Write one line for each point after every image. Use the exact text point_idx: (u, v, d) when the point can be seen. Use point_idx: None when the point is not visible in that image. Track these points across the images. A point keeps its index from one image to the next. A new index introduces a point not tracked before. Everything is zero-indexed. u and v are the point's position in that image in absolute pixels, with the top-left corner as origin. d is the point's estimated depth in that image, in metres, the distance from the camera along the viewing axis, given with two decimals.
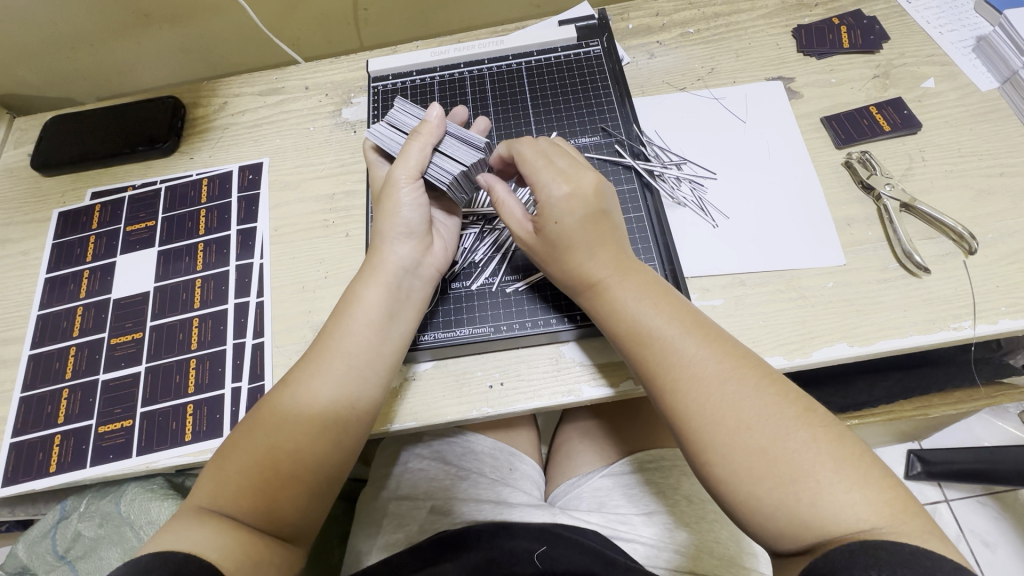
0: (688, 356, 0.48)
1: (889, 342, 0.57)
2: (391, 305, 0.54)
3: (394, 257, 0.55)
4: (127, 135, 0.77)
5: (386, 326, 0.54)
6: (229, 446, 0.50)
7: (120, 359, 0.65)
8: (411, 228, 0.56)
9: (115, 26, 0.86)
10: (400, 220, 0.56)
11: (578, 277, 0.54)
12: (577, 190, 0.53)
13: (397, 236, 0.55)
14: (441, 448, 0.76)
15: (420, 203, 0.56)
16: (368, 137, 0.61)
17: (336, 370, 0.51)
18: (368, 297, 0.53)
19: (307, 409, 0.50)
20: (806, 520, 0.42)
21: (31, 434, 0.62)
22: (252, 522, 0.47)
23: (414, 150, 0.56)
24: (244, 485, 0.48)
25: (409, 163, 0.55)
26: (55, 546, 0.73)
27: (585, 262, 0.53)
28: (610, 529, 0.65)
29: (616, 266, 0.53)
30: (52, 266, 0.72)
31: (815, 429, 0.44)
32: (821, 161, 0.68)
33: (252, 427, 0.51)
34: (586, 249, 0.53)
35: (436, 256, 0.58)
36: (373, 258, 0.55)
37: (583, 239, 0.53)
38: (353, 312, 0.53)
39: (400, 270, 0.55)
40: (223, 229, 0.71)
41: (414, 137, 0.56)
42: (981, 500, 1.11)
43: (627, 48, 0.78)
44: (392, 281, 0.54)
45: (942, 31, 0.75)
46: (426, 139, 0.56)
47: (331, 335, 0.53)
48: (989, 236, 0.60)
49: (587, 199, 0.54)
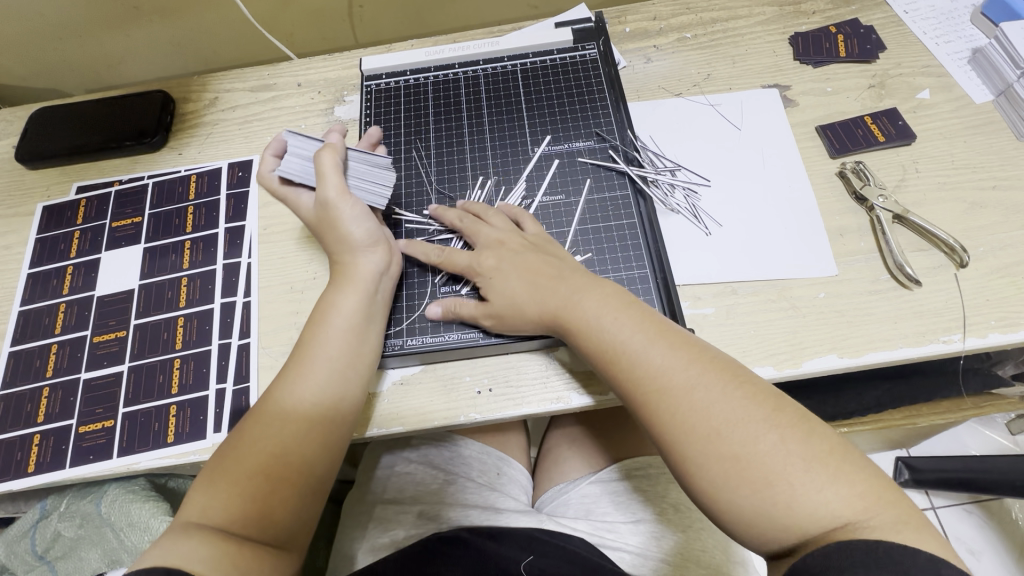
0: (653, 364, 0.48)
1: (879, 354, 0.57)
2: (368, 308, 0.56)
3: (367, 266, 0.57)
4: (114, 129, 0.76)
5: (365, 327, 0.56)
6: (213, 463, 0.50)
7: (103, 359, 0.64)
8: (367, 238, 0.57)
9: (103, 17, 0.84)
10: (357, 233, 0.57)
11: (534, 321, 0.55)
12: (508, 244, 0.59)
13: (362, 247, 0.57)
14: (429, 452, 0.74)
15: (363, 214, 0.57)
16: (273, 172, 0.60)
17: (318, 380, 0.52)
18: (345, 304, 0.55)
19: (292, 411, 0.51)
20: (785, 525, 0.41)
21: (9, 433, 0.61)
22: (246, 532, 0.47)
23: (329, 167, 0.56)
24: (235, 497, 0.48)
25: (330, 181, 0.56)
26: (34, 547, 0.72)
27: (531, 303, 0.55)
28: (598, 537, 0.65)
29: (568, 289, 0.54)
30: (35, 261, 0.70)
31: (784, 429, 0.44)
32: (815, 170, 0.67)
33: (239, 437, 0.51)
34: (523, 288, 0.55)
35: (396, 269, 0.60)
36: (346, 269, 0.57)
37: (521, 281, 0.56)
38: (329, 319, 0.55)
39: (376, 276, 0.57)
40: (211, 227, 0.70)
41: (320, 155, 0.57)
42: (967, 508, 1.12)
43: (624, 52, 0.77)
44: (368, 287, 0.56)
45: (938, 42, 0.74)
46: (334, 154, 0.58)
47: (307, 342, 0.54)
48: (980, 249, 0.60)
49: (512, 249, 0.58)
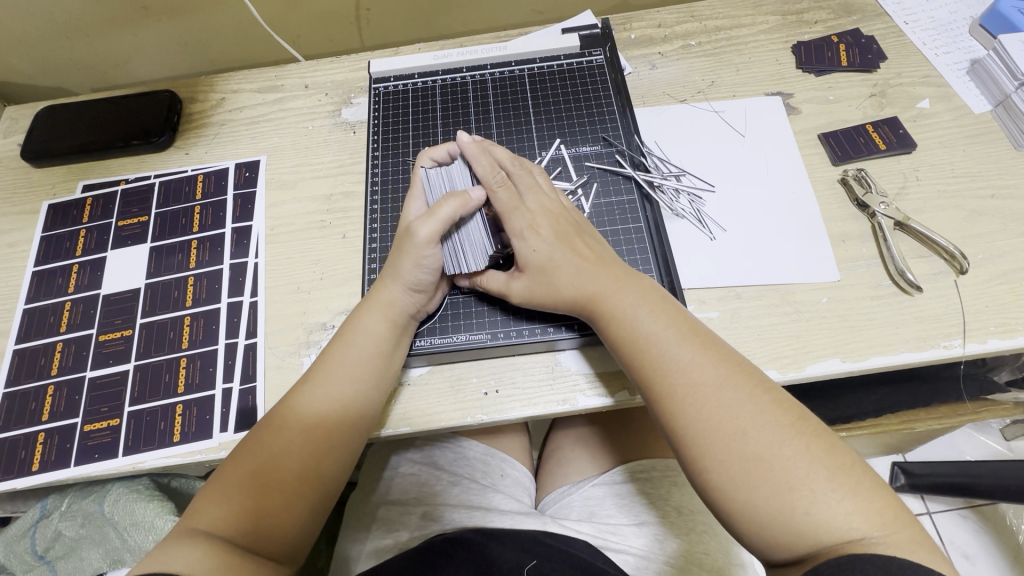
0: (682, 363, 0.49)
1: (881, 358, 0.57)
2: (397, 337, 0.56)
3: (400, 299, 0.56)
4: (121, 129, 0.76)
5: (390, 355, 0.56)
6: (226, 466, 0.51)
7: (109, 357, 0.64)
8: (424, 283, 0.56)
9: (111, 17, 0.85)
10: (413, 271, 0.55)
11: (564, 300, 0.55)
12: (551, 211, 0.57)
13: (406, 285, 0.56)
14: (433, 452, 0.75)
15: (435, 261, 0.56)
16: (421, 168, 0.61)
17: (334, 399, 0.53)
18: (377, 329, 0.55)
19: (305, 425, 0.52)
20: (798, 530, 0.42)
21: (14, 431, 0.61)
22: (251, 541, 0.48)
23: (443, 212, 0.54)
24: (237, 503, 0.49)
25: (433, 223, 0.54)
26: (34, 546, 0.72)
27: (571, 280, 0.54)
28: (600, 539, 0.66)
29: (605, 276, 0.54)
30: (40, 259, 0.70)
31: (808, 438, 0.45)
32: (817, 177, 0.68)
33: (253, 441, 0.52)
34: (568, 266, 0.54)
35: (431, 304, 0.60)
36: (378, 293, 0.57)
37: (562, 258, 0.55)
38: (358, 339, 0.55)
39: (406, 310, 0.57)
40: (217, 227, 0.70)
41: (450, 198, 0.55)
42: (962, 513, 1.13)
43: (629, 58, 0.78)
44: (397, 317, 0.56)
45: (937, 53, 0.76)
46: (459, 206, 0.55)
47: (328, 357, 0.55)
48: (979, 257, 0.62)
49: (556, 221, 0.56)
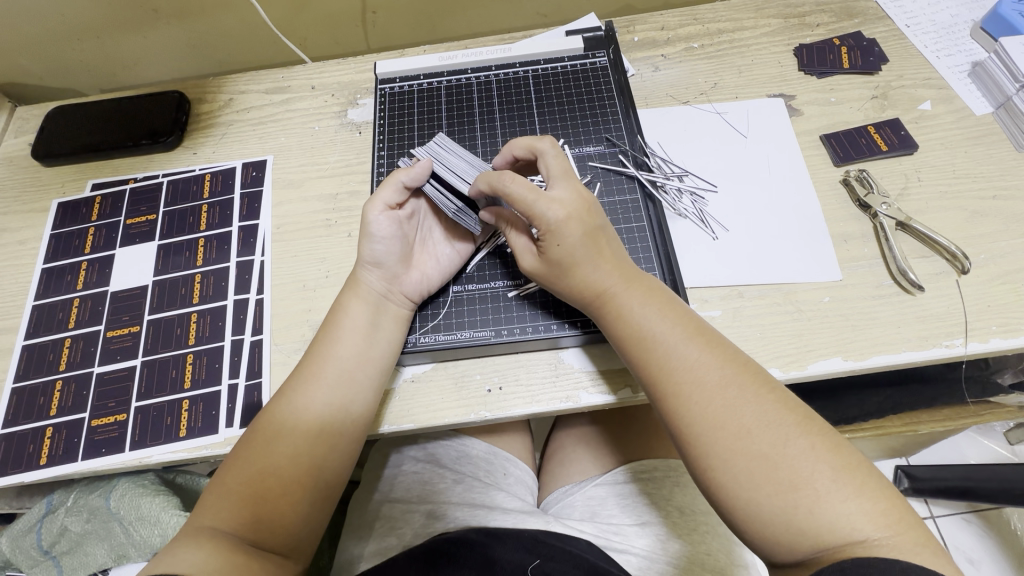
0: (689, 362, 0.49)
1: (883, 357, 0.58)
2: (372, 315, 0.57)
3: (369, 280, 0.59)
4: (129, 129, 0.77)
5: (372, 335, 0.56)
6: (231, 459, 0.52)
7: (116, 353, 0.65)
8: (383, 258, 0.58)
9: (121, 19, 0.86)
10: (371, 250, 0.58)
11: (579, 293, 0.54)
12: (582, 206, 0.53)
13: (367, 263, 0.59)
14: (436, 450, 0.76)
15: (392, 235, 0.59)
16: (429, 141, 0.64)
17: (331, 390, 0.54)
18: (352, 309, 0.57)
19: (302, 418, 0.53)
20: (801, 529, 0.42)
21: (22, 425, 0.62)
22: (254, 534, 0.49)
23: (392, 183, 0.59)
24: (238, 497, 0.50)
25: (379, 197, 0.59)
26: (39, 541, 0.73)
27: (589, 276, 0.53)
28: (603, 539, 0.66)
29: (619, 273, 0.53)
30: (49, 257, 0.71)
31: (814, 437, 0.45)
32: (819, 177, 0.69)
33: (253, 438, 0.52)
34: (590, 266, 0.53)
35: (410, 283, 0.60)
36: (351, 280, 0.59)
37: (585, 257, 0.53)
38: (340, 324, 0.56)
39: (375, 291, 0.58)
40: (224, 225, 0.71)
41: (387, 180, 0.59)
42: (966, 517, 1.13)
43: (633, 60, 0.79)
44: (369, 297, 0.58)
45: (939, 56, 0.76)
46: (392, 181, 0.59)
47: (321, 352, 0.55)
48: (982, 257, 0.62)
49: (584, 217, 0.53)
